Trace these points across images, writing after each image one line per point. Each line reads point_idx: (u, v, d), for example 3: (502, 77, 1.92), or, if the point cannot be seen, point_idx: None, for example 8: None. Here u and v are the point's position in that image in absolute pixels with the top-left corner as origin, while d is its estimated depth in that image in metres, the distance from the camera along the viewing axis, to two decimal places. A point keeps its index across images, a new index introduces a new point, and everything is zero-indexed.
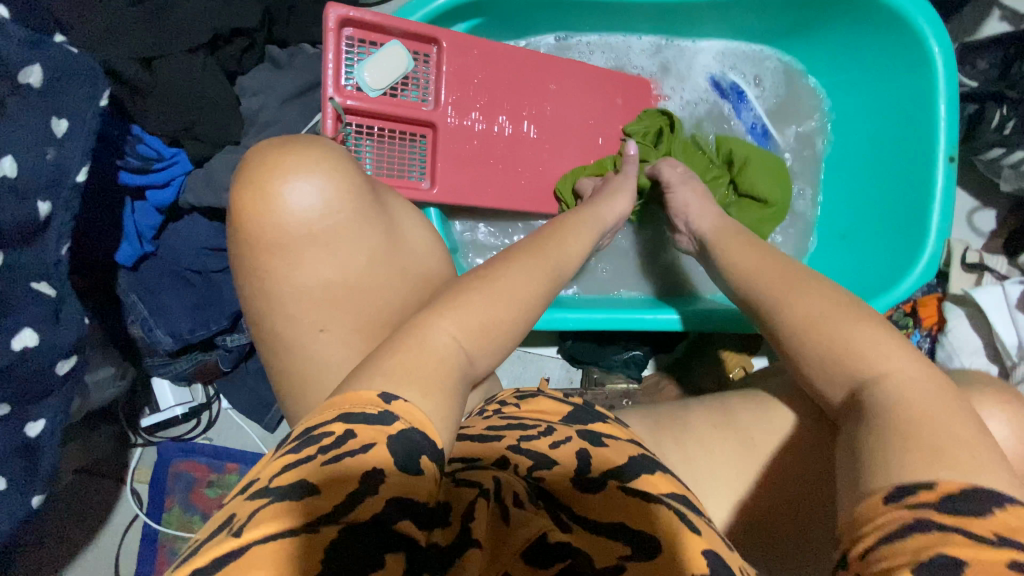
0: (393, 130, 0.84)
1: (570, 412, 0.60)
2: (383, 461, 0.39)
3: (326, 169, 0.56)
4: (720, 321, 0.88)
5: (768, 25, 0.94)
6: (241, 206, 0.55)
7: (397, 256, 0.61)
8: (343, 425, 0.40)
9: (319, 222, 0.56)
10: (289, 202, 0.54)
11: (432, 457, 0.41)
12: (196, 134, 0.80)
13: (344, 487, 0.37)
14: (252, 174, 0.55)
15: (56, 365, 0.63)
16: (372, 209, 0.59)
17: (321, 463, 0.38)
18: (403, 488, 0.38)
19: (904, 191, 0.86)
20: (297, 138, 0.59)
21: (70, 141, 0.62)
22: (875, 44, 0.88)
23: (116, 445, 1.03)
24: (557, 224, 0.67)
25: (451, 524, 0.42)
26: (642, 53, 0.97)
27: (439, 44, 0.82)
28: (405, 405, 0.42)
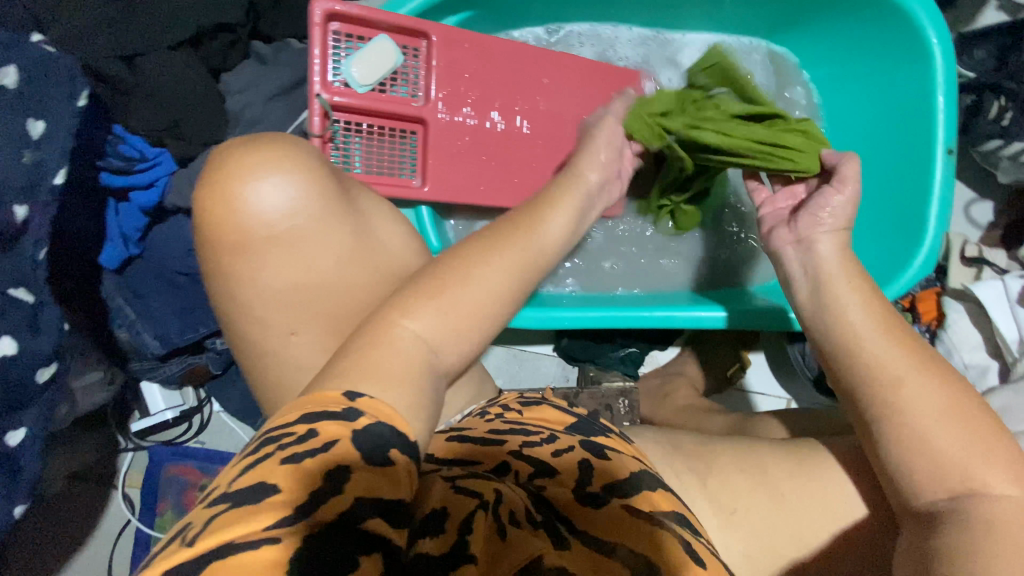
0: (382, 127, 0.82)
1: (573, 422, 0.61)
2: (348, 456, 0.38)
3: (293, 164, 0.54)
4: (756, 316, 0.85)
5: (758, 16, 0.93)
6: (206, 211, 0.53)
7: (374, 255, 0.59)
8: (305, 425, 0.39)
9: (290, 221, 0.54)
10: (257, 205, 0.53)
11: (404, 449, 0.40)
12: (181, 133, 0.77)
13: (306, 485, 0.36)
14: (217, 176, 0.53)
15: (36, 372, 0.62)
16: (344, 206, 0.57)
17: (279, 462, 0.37)
18: (374, 483, 0.37)
19: (899, 185, 0.86)
20: (263, 133, 0.57)
21: (48, 142, 0.61)
22: (870, 33, 0.86)
23: (106, 450, 1.02)
24: (537, 201, 0.65)
25: (447, 532, 0.42)
26: (630, 43, 0.95)
27: (429, 38, 0.80)
28: (370, 402, 0.42)
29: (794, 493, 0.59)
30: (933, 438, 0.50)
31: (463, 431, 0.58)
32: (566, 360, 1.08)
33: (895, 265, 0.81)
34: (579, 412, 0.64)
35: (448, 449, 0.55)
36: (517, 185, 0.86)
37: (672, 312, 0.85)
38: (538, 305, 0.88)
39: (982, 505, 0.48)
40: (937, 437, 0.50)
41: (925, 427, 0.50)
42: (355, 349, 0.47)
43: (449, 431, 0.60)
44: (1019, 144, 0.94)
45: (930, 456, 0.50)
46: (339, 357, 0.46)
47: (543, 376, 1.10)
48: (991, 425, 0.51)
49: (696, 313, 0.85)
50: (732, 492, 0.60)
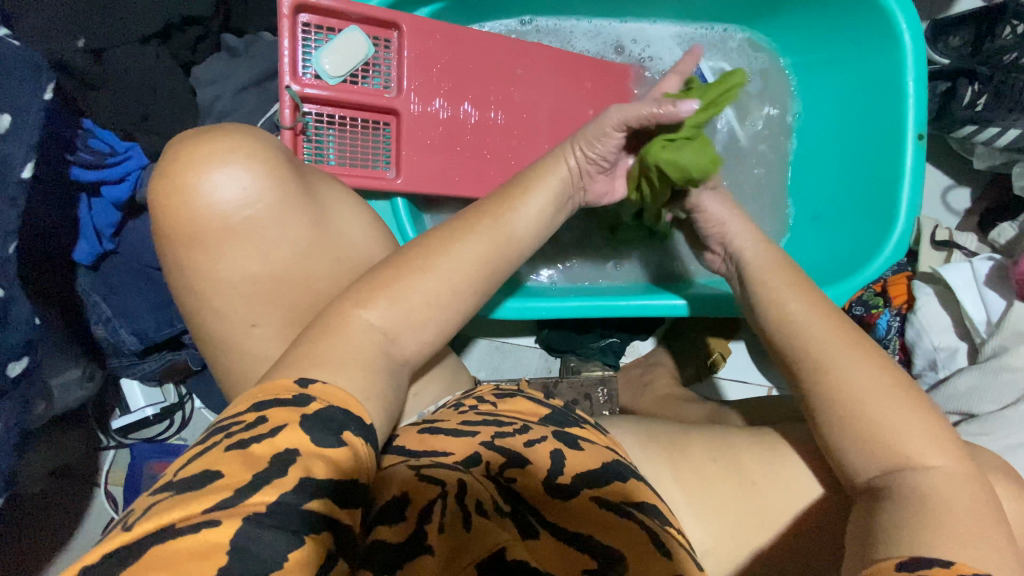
0: (354, 118, 0.82)
1: (547, 413, 0.61)
2: (297, 441, 0.38)
3: (244, 158, 0.54)
4: (715, 303, 0.85)
5: (728, 7, 0.93)
6: (163, 206, 0.54)
7: (335, 245, 0.60)
8: (255, 413, 0.40)
9: (246, 212, 0.54)
10: (213, 198, 0.53)
11: (358, 432, 0.41)
12: (154, 126, 0.77)
13: (253, 466, 0.37)
14: (173, 168, 0.53)
15: (7, 366, 0.62)
16: (301, 196, 0.57)
17: (224, 449, 0.38)
18: (327, 465, 0.38)
19: (873, 172, 0.86)
20: (221, 125, 0.57)
21: (13, 138, 0.60)
22: (842, 20, 0.87)
23: (88, 448, 1.02)
24: (515, 185, 0.64)
25: (407, 520, 0.43)
26: (585, 36, 0.96)
27: (400, 28, 0.80)
28: (323, 387, 0.43)
29: (763, 475, 0.60)
30: (890, 412, 0.50)
31: (435, 422, 0.58)
32: (547, 351, 1.09)
33: (867, 251, 0.82)
34: (555, 403, 0.64)
35: (420, 441, 0.54)
36: (493, 177, 0.86)
37: (648, 300, 0.85)
38: (519, 295, 0.88)
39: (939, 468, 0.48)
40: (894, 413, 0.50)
41: (885, 409, 0.51)
42: (312, 334, 0.48)
43: (422, 423, 0.59)
44: (994, 129, 0.93)
45: (890, 437, 0.50)
46: (298, 348, 0.47)
47: (525, 368, 1.10)
48: None
49: (676, 300, 0.85)
50: (701, 475, 0.60)
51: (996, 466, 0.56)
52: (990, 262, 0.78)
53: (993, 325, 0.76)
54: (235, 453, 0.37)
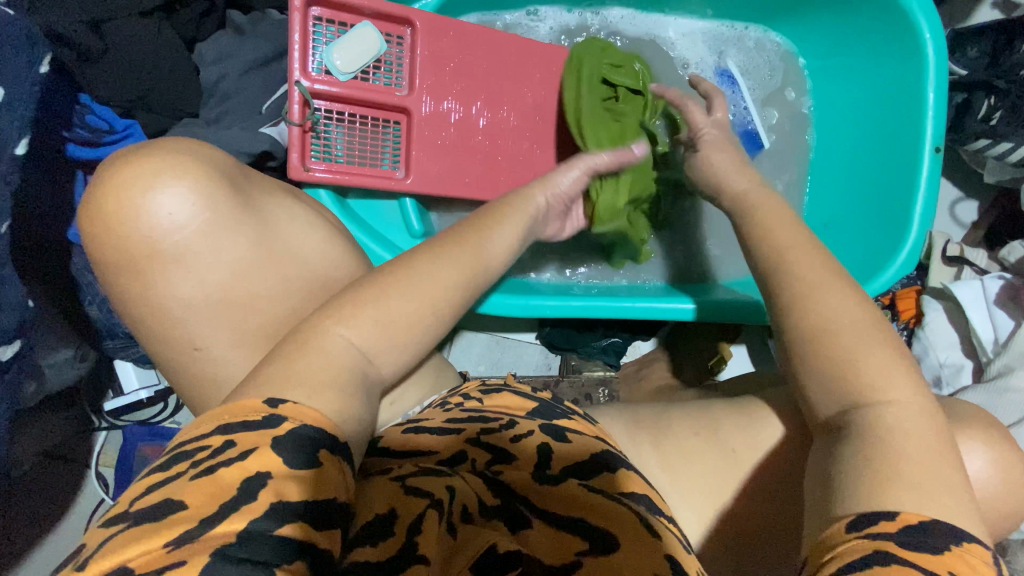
0: (364, 116, 0.79)
1: (534, 407, 0.61)
2: (268, 464, 0.38)
3: (153, 178, 0.52)
4: (740, 309, 0.84)
5: (756, 4, 0.91)
6: (99, 241, 0.53)
7: (283, 263, 0.58)
8: (221, 436, 0.39)
9: (170, 238, 0.52)
10: (143, 225, 0.52)
11: (333, 450, 0.41)
12: (151, 104, 0.73)
13: (218, 497, 0.36)
14: (100, 203, 0.52)
15: None
16: (234, 216, 0.55)
17: (190, 478, 0.37)
18: (297, 487, 0.38)
19: (886, 184, 0.85)
20: (150, 141, 0.56)
21: (7, 111, 0.58)
22: (864, 25, 0.86)
23: (80, 430, 1.02)
24: (486, 214, 0.64)
25: (396, 536, 0.42)
26: (595, 29, 0.95)
27: (413, 25, 0.78)
28: (292, 406, 0.41)
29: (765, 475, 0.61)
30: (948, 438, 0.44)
31: (419, 423, 0.59)
32: (548, 348, 1.08)
33: (874, 265, 0.81)
34: (542, 397, 0.64)
35: (406, 440, 0.56)
36: (505, 182, 0.84)
37: (653, 303, 0.84)
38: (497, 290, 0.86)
39: (897, 404, 0.47)
40: (932, 446, 0.45)
41: None
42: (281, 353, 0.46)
43: (407, 423, 0.60)
44: (1008, 145, 0.92)
45: None
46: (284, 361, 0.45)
47: (525, 363, 1.10)
48: (974, 463, 0.55)
49: (677, 304, 0.84)
50: (685, 455, 0.63)
51: (1003, 491, 0.56)
52: (1002, 280, 0.77)
53: (1000, 344, 0.76)
54: (202, 481, 0.36)
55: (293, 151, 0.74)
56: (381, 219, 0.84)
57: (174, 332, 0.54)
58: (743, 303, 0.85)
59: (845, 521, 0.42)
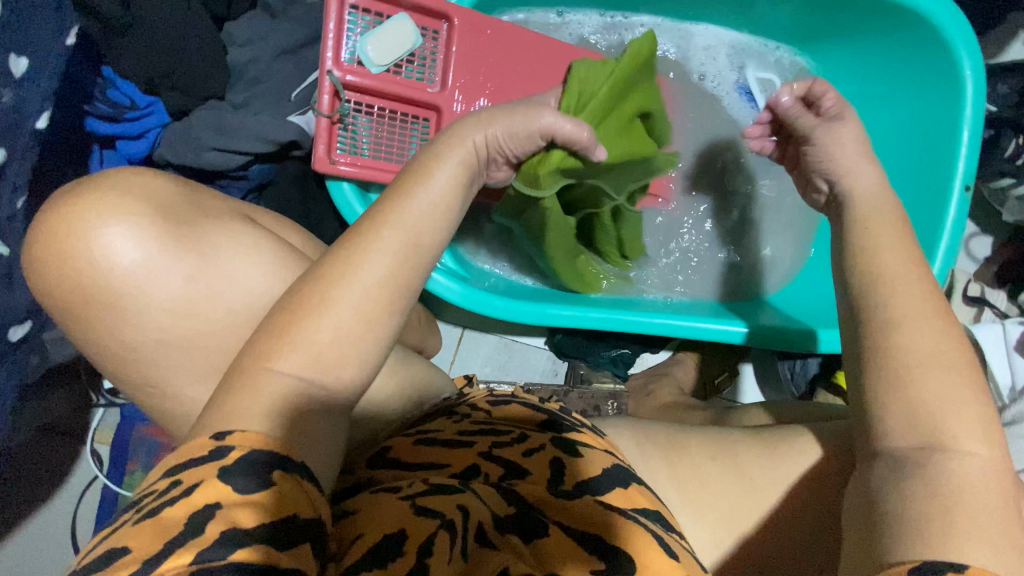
0: (393, 110, 0.77)
1: (545, 420, 0.62)
2: (222, 494, 0.38)
3: (61, 228, 0.49)
4: (778, 335, 0.84)
5: (791, 24, 0.91)
6: (43, 285, 0.51)
7: (222, 293, 0.54)
8: (167, 480, 0.39)
9: (97, 286, 0.50)
10: (72, 275, 0.50)
11: (290, 469, 0.40)
12: (175, 83, 0.70)
13: (163, 534, 0.36)
14: (34, 249, 0.50)
15: (10, 331, 0.61)
16: (155, 256, 0.52)
17: (135, 523, 0.37)
18: (249, 511, 0.37)
19: (916, 214, 0.84)
20: (79, 179, 0.53)
21: (30, 83, 0.57)
22: (900, 53, 0.85)
23: (78, 405, 1.02)
24: (412, 176, 0.53)
25: (406, 555, 0.42)
26: (629, 32, 0.93)
27: (451, 21, 0.76)
28: (240, 435, 0.40)
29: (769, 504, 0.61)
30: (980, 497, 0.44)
31: (429, 433, 0.59)
32: (556, 354, 1.08)
33: None
34: (551, 408, 0.65)
35: (415, 451, 0.56)
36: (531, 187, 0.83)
37: (672, 319, 0.84)
38: (484, 291, 0.86)
39: (972, 455, 0.44)
40: None
41: None
42: (230, 384, 0.44)
43: (415, 433, 0.60)
44: None
45: None
46: (234, 393, 0.43)
47: (531, 368, 1.10)
48: None
49: (694, 322, 0.83)
50: (699, 477, 0.63)
51: None
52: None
53: (1018, 390, 0.76)
54: (145, 524, 0.37)
55: (319, 143, 0.72)
56: None
57: (186, 333, 0.54)
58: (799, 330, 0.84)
59: (906, 566, 0.40)
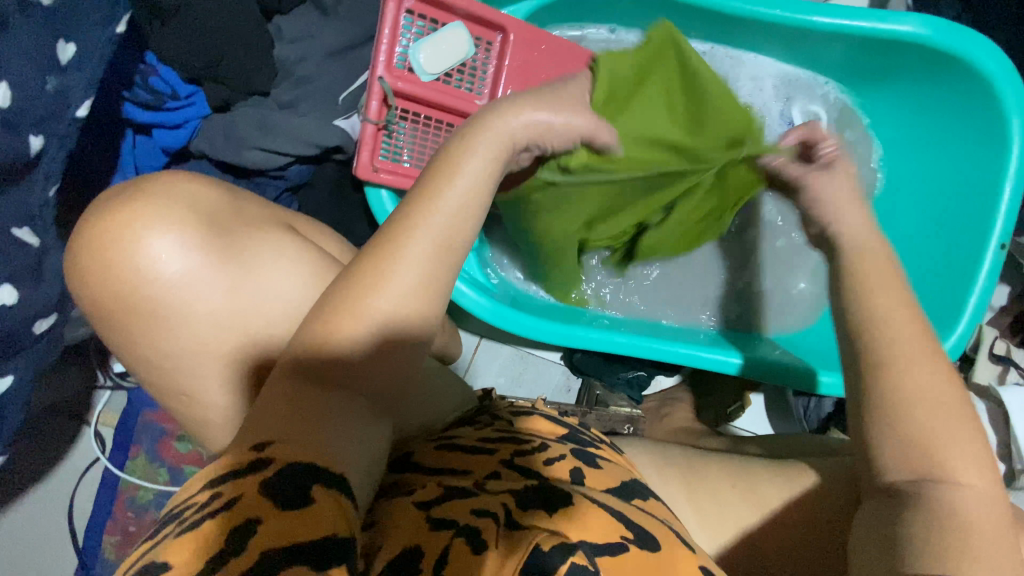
0: (438, 120, 0.75)
1: (565, 433, 0.61)
2: (260, 508, 0.34)
3: (107, 239, 0.48)
4: (776, 371, 0.84)
5: (844, 62, 0.88)
6: (85, 287, 0.49)
7: (260, 304, 0.52)
8: (207, 492, 0.36)
9: (138, 296, 0.49)
10: (114, 283, 0.48)
11: (327, 483, 0.37)
12: (220, 76, 0.67)
13: (204, 553, 0.33)
14: (77, 259, 0.49)
15: (34, 324, 0.59)
16: (198, 269, 0.50)
17: (175, 537, 0.34)
18: (286, 524, 0.34)
19: (946, 262, 0.85)
20: (118, 185, 0.52)
21: (75, 70, 0.54)
22: (948, 101, 0.84)
23: (84, 386, 1.00)
24: (438, 165, 0.49)
25: (424, 571, 0.39)
26: None
27: (506, 34, 0.74)
28: (281, 447, 0.38)
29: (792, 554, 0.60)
30: None
31: (452, 438, 0.57)
32: (571, 370, 1.08)
33: None
34: (568, 422, 0.65)
35: (438, 456, 0.53)
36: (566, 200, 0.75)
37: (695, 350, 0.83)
38: (504, 306, 0.84)
39: (971, 488, 0.44)
40: None
41: None
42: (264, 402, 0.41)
43: (438, 438, 0.58)
44: None
45: None
46: (272, 409, 0.40)
47: (545, 382, 1.09)
48: None
49: (695, 351, 0.83)
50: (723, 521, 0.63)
51: None
52: None
53: None
54: (185, 541, 0.34)
55: (363, 150, 0.70)
56: None
57: (225, 347, 0.52)
58: (789, 365, 0.84)
59: None
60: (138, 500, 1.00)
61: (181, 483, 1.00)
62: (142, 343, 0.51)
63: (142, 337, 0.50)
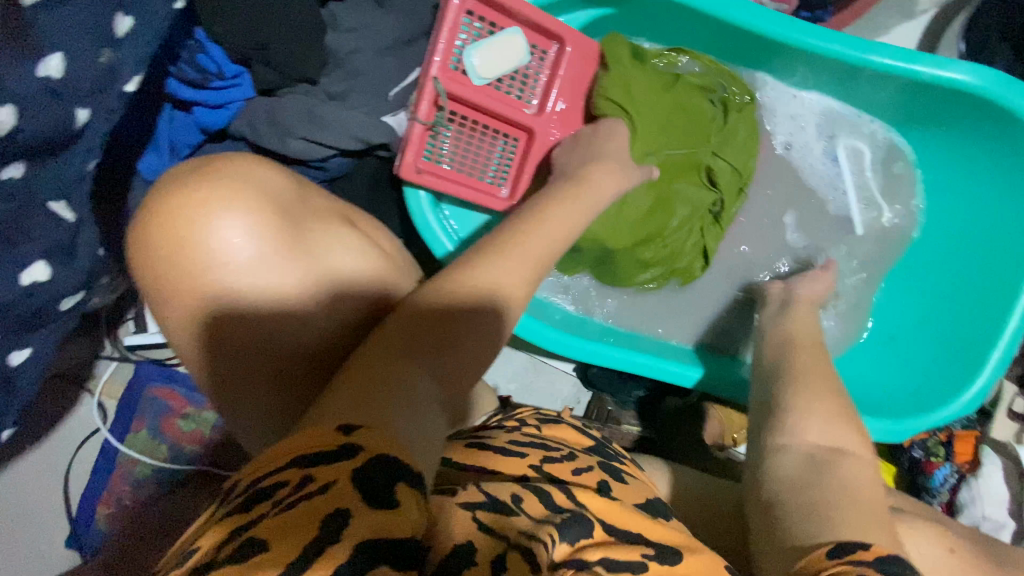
0: (485, 125, 0.74)
1: (591, 444, 0.61)
2: (351, 501, 0.30)
3: (184, 217, 0.44)
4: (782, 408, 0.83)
5: (892, 105, 0.88)
6: (148, 265, 0.45)
7: (332, 299, 0.48)
8: (300, 469, 0.31)
9: (209, 280, 0.44)
10: (186, 264, 0.44)
11: (411, 483, 0.32)
12: (270, 57, 0.65)
13: (296, 537, 0.29)
14: (145, 234, 0.45)
15: (62, 301, 0.58)
16: (275, 258, 0.45)
17: (275, 515, 0.30)
18: (377, 523, 0.30)
19: (974, 314, 0.84)
20: (194, 162, 0.47)
21: (127, 44, 0.53)
22: (990, 154, 0.84)
23: (90, 355, 0.98)
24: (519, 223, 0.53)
25: (477, 565, 0.37)
26: None
27: (563, 44, 0.73)
28: (368, 433, 0.33)
29: None
30: None
31: (482, 439, 0.56)
32: (583, 382, 1.07)
33: (941, 394, 0.81)
34: (593, 433, 0.64)
35: (466, 454, 0.52)
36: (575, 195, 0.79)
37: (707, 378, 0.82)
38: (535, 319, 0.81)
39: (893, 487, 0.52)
40: None
41: None
42: (345, 384, 0.37)
43: (467, 438, 0.57)
44: None
45: None
46: (357, 393, 0.36)
47: (556, 391, 1.09)
48: None
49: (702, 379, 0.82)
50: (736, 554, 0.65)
51: None
52: None
53: None
54: (278, 521, 0.30)
55: (409, 148, 0.68)
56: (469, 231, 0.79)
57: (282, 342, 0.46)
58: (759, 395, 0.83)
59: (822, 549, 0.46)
60: (135, 474, 0.98)
61: (181, 460, 0.99)
62: (201, 329, 0.45)
63: (196, 323, 0.45)
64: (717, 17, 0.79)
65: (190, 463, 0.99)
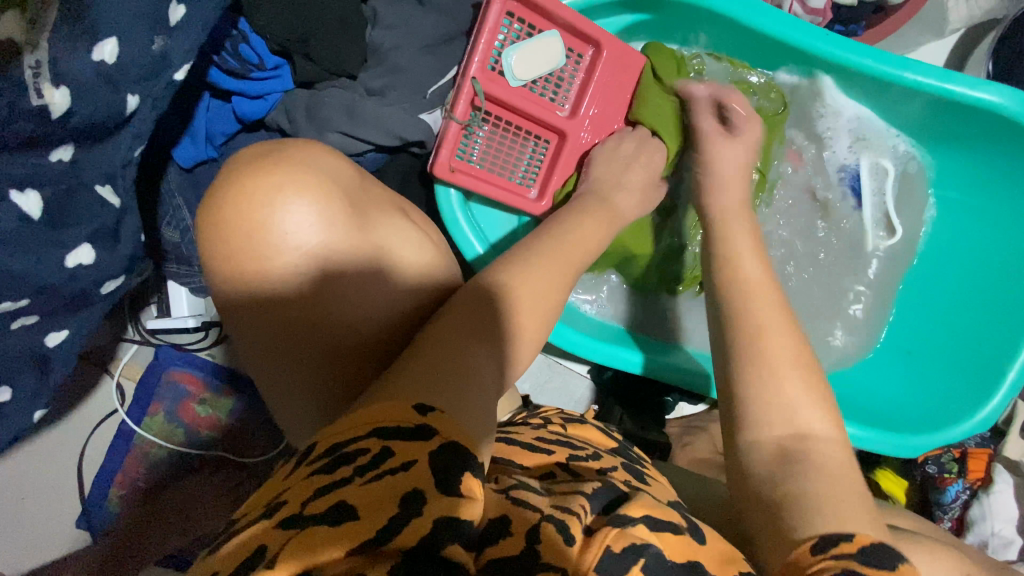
0: (517, 126, 0.75)
1: (614, 446, 0.61)
2: (425, 483, 0.31)
3: (252, 192, 0.44)
4: None
5: (920, 122, 0.88)
6: (208, 238, 0.46)
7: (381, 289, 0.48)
8: (378, 440, 0.33)
9: (269, 258, 0.45)
10: (247, 239, 0.44)
11: (478, 472, 0.33)
12: (311, 50, 0.66)
13: (374, 512, 0.30)
14: (210, 209, 0.45)
15: (103, 284, 0.59)
16: (334, 243, 0.46)
17: (360, 485, 0.31)
18: (449, 503, 0.31)
19: (992, 334, 0.85)
20: (269, 141, 0.48)
21: (181, 33, 0.53)
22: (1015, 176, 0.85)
23: (112, 337, 0.99)
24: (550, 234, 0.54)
25: (513, 536, 0.36)
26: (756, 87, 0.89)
27: (599, 49, 0.74)
28: (441, 417, 0.34)
29: None
30: None
31: (508, 434, 0.57)
32: (597, 385, 1.08)
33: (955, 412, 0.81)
34: (615, 435, 0.65)
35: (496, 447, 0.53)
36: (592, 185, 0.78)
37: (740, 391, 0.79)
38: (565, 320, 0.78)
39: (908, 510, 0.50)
40: None
41: None
42: (407, 370, 0.38)
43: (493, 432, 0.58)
44: None
45: None
46: (424, 378, 0.37)
47: (570, 392, 1.09)
48: None
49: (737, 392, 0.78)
50: None
51: None
52: None
53: None
54: (359, 489, 0.31)
55: (443, 147, 0.69)
56: (496, 230, 0.80)
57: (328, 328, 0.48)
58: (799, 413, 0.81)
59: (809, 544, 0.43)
60: (150, 457, 0.99)
61: (196, 444, 0.99)
62: (248, 304, 0.47)
63: (248, 298, 0.46)
64: (753, 27, 0.80)
65: (204, 448, 0.99)
